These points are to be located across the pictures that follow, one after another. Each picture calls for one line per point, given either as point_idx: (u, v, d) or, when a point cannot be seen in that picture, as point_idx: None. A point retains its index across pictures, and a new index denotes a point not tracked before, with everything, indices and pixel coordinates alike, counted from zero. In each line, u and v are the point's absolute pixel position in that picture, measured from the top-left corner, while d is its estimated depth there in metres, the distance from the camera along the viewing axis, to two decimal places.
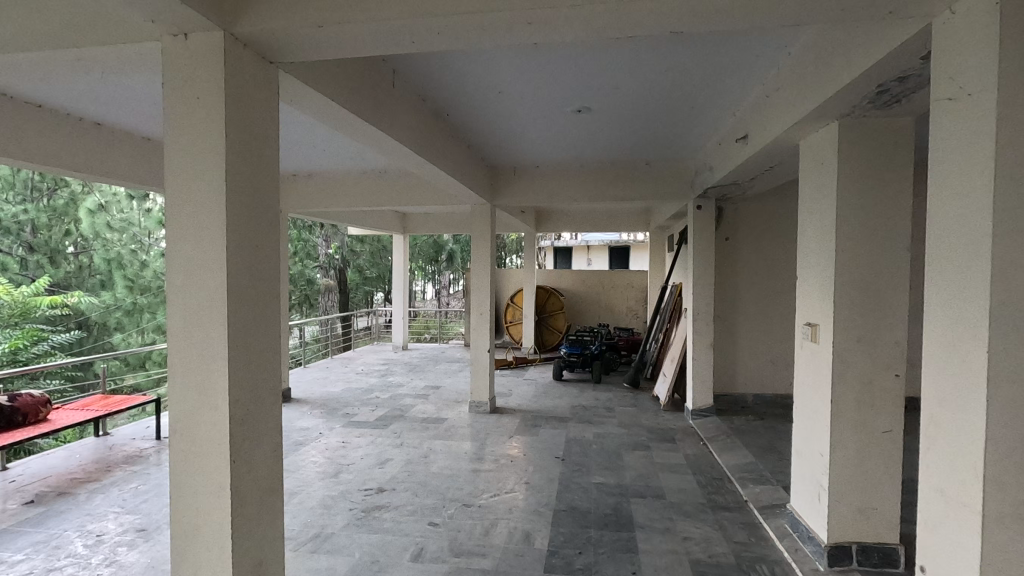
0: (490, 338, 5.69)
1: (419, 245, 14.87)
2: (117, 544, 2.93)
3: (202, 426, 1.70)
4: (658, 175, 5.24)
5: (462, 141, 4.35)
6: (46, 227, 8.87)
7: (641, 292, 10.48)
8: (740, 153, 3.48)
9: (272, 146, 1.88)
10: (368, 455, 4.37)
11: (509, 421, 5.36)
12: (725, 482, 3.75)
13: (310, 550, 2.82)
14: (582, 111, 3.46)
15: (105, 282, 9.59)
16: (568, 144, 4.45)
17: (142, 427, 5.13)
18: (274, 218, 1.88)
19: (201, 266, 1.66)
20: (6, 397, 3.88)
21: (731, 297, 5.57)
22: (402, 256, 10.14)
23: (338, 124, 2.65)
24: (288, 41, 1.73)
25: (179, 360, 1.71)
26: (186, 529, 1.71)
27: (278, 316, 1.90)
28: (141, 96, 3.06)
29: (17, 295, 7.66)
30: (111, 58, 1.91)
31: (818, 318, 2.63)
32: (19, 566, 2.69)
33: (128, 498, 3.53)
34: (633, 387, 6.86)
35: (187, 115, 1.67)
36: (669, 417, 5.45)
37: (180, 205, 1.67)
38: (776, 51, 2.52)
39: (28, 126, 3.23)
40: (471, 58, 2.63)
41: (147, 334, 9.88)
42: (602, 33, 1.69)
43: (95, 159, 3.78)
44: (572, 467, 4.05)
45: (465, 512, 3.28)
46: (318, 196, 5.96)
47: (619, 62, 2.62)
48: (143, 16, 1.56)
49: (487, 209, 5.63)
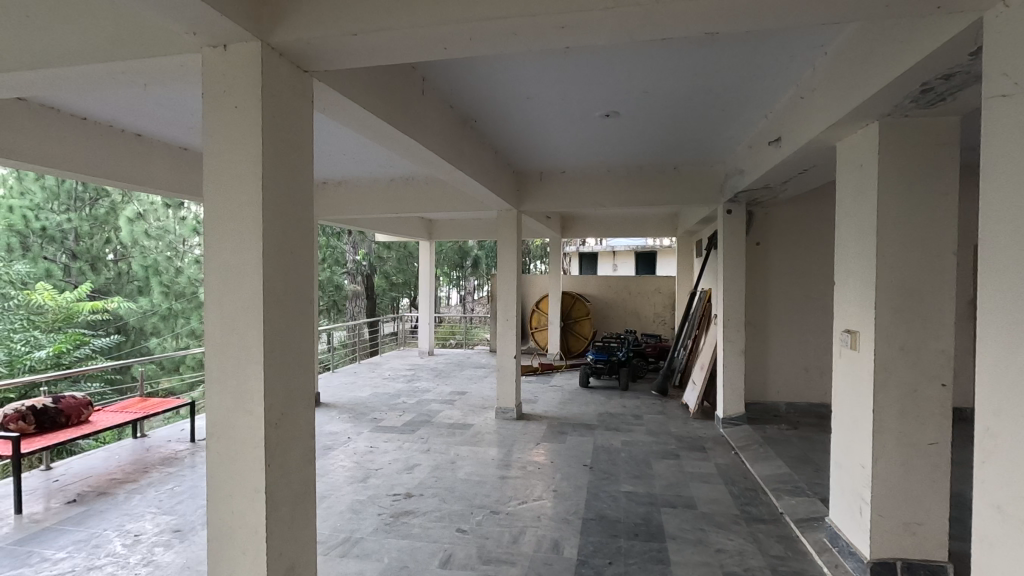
0: (516, 344, 5.67)
1: (444, 251, 14.99)
2: (154, 544, 2.99)
3: (237, 431, 1.72)
4: (688, 179, 5.16)
5: (489, 148, 4.37)
6: (88, 235, 9.16)
7: (668, 298, 10.35)
8: (774, 156, 3.40)
9: (306, 152, 1.90)
10: (396, 460, 4.39)
11: (535, 428, 5.33)
12: (758, 493, 3.65)
13: (339, 554, 2.84)
14: (611, 115, 3.43)
15: (142, 288, 9.91)
16: (595, 149, 4.43)
17: (177, 429, 5.27)
18: (307, 225, 1.90)
19: (237, 272, 1.70)
20: (51, 399, 4.01)
21: (762, 303, 5.45)
22: (428, 262, 10.21)
23: (371, 132, 2.69)
24: (321, 51, 1.75)
25: (216, 362, 1.74)
26: (222, 531, 1.74)
27: (311, 322, 1.92)
28: (180, 107, 3.17)
29: (61, 301, 7.97)
30: (152, 73, 1.97)
31: (857, 325, 2.54)
32: (61, 564, 2.77)
33: (165, 499, 3.61)
34: (661, 395, 6.74)
35: (225, 124, 1.70)
36: (699, 425, 5.35)
37: (217, 212, 1.71)
38: (811, 51, 2.47)
39: (74, 138, 3.37)
40: (501, 64, 2.64)
41: (181, 339, 10.18)
42: (633, 36, 1.68)
43: (139, 169, 3.93)
44: (600, 475, 4.00)
45: (494, 519, 3.27)
46: (347, 204, 6.07)
47: (649, 65, 2.60)
48: (185, 29, 1.60)
49: (513, 215, 5.63)
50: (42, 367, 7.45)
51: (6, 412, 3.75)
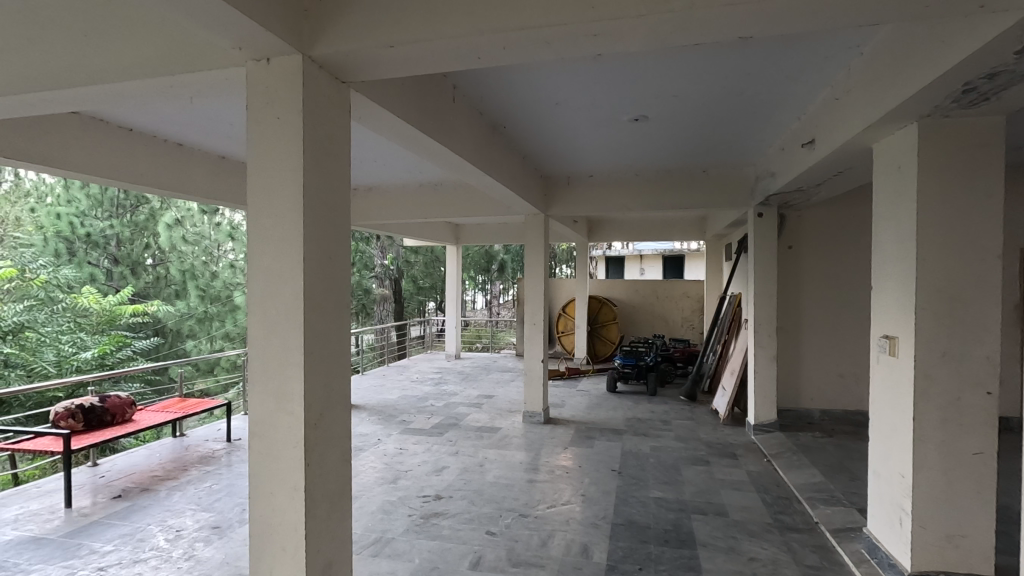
0: (543, 348, 5.68)
1: (470, 255, 15.10)
2: (195, 540, 3.10)
3: (278, 431, 1.78)
4: (717, 182, 5.10)
5: (518, 153, 4.41)
6: (129, 240, 9.53)
7: (697, 302, 10.21)
8: (808, 158, 3.35)
9: (344, 161, 1.96)
10: (425, 462, 4.45)
11: (563, 432, 5.32)
12: (792, 501, 3.57)
13: (371, 554, 2.89)
14: (640, 119, 3.43)
15: (179, 292, 10.26)
16: (622, 153, 4.42)
17: (213, 429, 5.43)
18: (345, 232, 1.96)
19: (278, 277, 1.76)
20: (97, 398, 4.19)
21: (795, 308, 5.35)
22: (455, 266, 10.29)
23: (404, 139, 2.76)
24: (358, 62, 1.81)
25: (258, 363, 1.80)
26: (262, 525, 1.80)
27: (347, 326, 1.98)
28: (220, 118, 3.29)
29: (104, 304, 8.31)
30: (198, 87, 2.05)
31: (896, 331, 2.48)
32: (109, 556, 2.89)
33: (204, 496, 3.73)
34: (690, 400, 6.66)
35: (266, 133, 1.77)
36: (729, 432, 5.26)
37: (260, 219, 1.78)
38: (847, 52, 2.43)
39: (120, 147, 3.52)
40: (530, 72, 2.68)
41: (216, 341, 10.49)
42: (664, 43, 1.69)
43: (180, 177, 4.08)
44: (628, 480, 3.98)
45: (522, 522, 3.28)
46: (377, 209, 6.18)
47: (678, 70, 2.60)
48: (232, 44, 1.68)
49: (540, 219, 5.66)
50: (88, 368, 7.77)
51: (56, 410, 3.93)
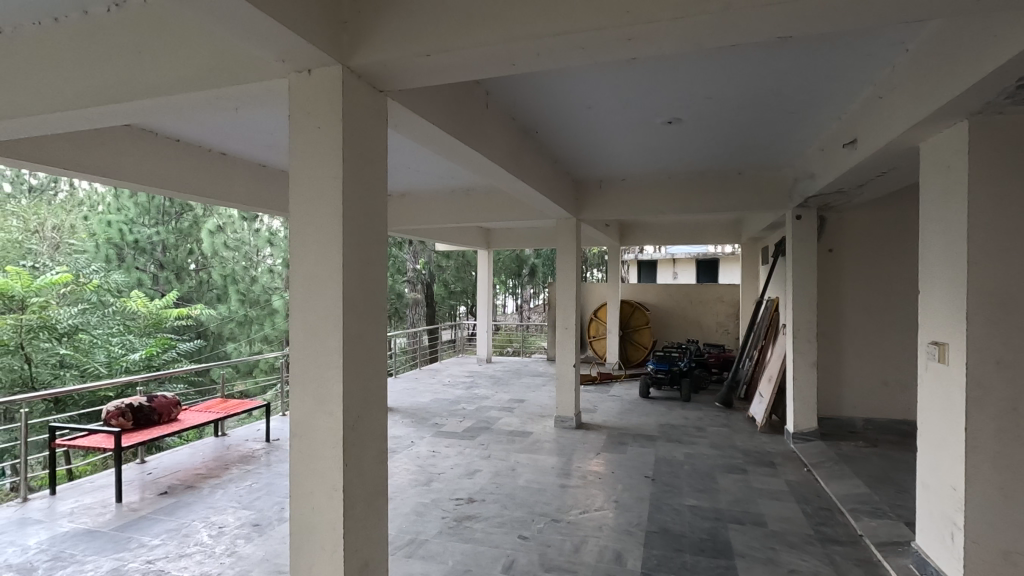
0: (575, 353, 5.65)
1: (501, 259, 15.15)
2: (236, 537, 3.19)
3: (318, 431, 1.83)
4: (753, 185, 5.00)
5: (549, 158, 4.42)
6: (173, 246, 9.90)
7: (732, 307, 10.00)
8: (849, 158, 3.25)
9: (381, 168, 2.00)
10: (457, 465, 4.48)
11: (595, 437, 5.28)
12: (834, 512, 3.46)
13: (405, 556, 2.92)
14: (673, 122, 3.39)
15: (220, 296, 10.60)
16: (655, 156, 4.38)
17: (253, 429, 5.59)
18: (382, 238, 2.00)
19: (318, 282, 1.81)
20: (145, 398, 4.37)
21: (836, 312, 5.18)
22: (486, 271, 10.35)
23: (438, 145, 2.80)
24: (395, 71, 1.85)
25: (299, 365, 1.85)
26: (301, 523, 1.85)
27: (383, 330, 2.01)
28: (261, 128, 3.40)
29: (151, 307, 8.66)
30: (242, 99, 2.13)
31: (946, 337, 2.38)
32: (156, 550, 3.01)
33: (244, 494, 3.84)
34: (725, 407, 6.52)
35: (307, 141, 1.83)
36: (767, 440, 5.13)
37: (301, 225, 1.83)
38: (891, 50, 2.36)
39: (167, 156, 3.67)
40: (563, 77, 2.69)
41: (255, 344, 10.80)
42: (699, 45, 1.68)
43: (224, 186, 4.24)
44: (662, 487, 3.92)
45: (554, 527, 3.27)
46: (410, 214, 6.28)
47: (714, 71, 2.57)
48: (276, 57, 1.74)
49: (572, 223, 5.64)
50: (136, 369, 8.10)
51: (107, 409, 4.12)
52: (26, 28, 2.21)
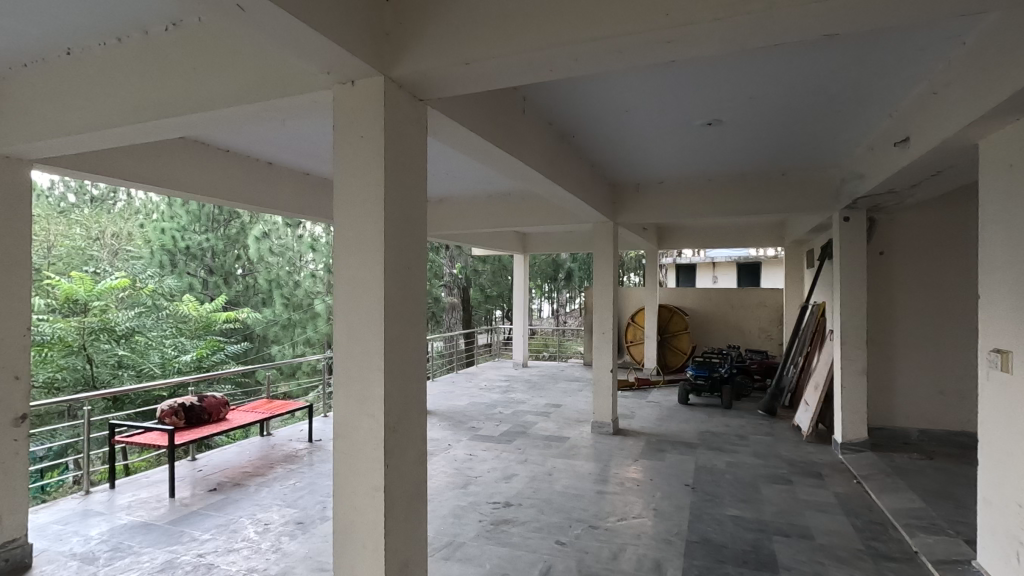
0: (612, 358, 5.59)
1: (537, 264, 15.16)
2: (281, 534, 3.29)
3: (360, 433, 1.87)
4: (798, 186, 4.85)
5: (586, 162, 4.40)
6: (222, 252, 10.30)
7: (775, 312, 9.71)
8: (901, 157, 3.12)
9: (421, 175, 2.04)
10: (494, 469, 4.50)
11: (633, 444, 5.21)
12: (887, 527, 3.31)
13: (443, 557, 2.96)
14: (713, 123, 3.33)
15: (266, 300, 10.96)
16: (694, 158, 4.30)
17: (296, 430, 5.75)
18: (422, 244, 2.04)
19: (361, 287, 1.86)
20: (197, 398, 4.56)
21: (887, 318, 4.97)
22: (522, 276, 10.38)
23: (476, 151, 2.83)
24: (435, 80, 1.88)
25: (342, 369, 1.91)
26: (343, 522, 1.89)
27: (423, 334, 2.05)
28: (305, 138, 3.52)
29: (202, 311, 9.03)
30: (288, 110, 2.21)
31: (1010, 344, 2.25)
32: (207, 544, 3.14)
33: (288, 493, 3.96)
34: (768, 415, 6.33)
35: (350, 150, 1.88)
36: (813, 450, 4.96)
37: (345, 232, 1.88)
38: (947, 44, 2.26)
39: (217, 167, 3.83)
40: (601, 81, 2.68)
41: (298, 347, 11.10)
42: (742, 45, 1.65)
43: (271, 194, 4.39)
44: (703, 496, 3.83)
45: (592, 534, 3.24)
46: (448, 220, 6.37)
47: (756, 71, 2.51)
48: (322, 70, 1.80)
49: (609, 226, 5.60)
50: (188, 370, 8.46)
51: (162, 407, 4.33)
52: (93, 47, 2.35)
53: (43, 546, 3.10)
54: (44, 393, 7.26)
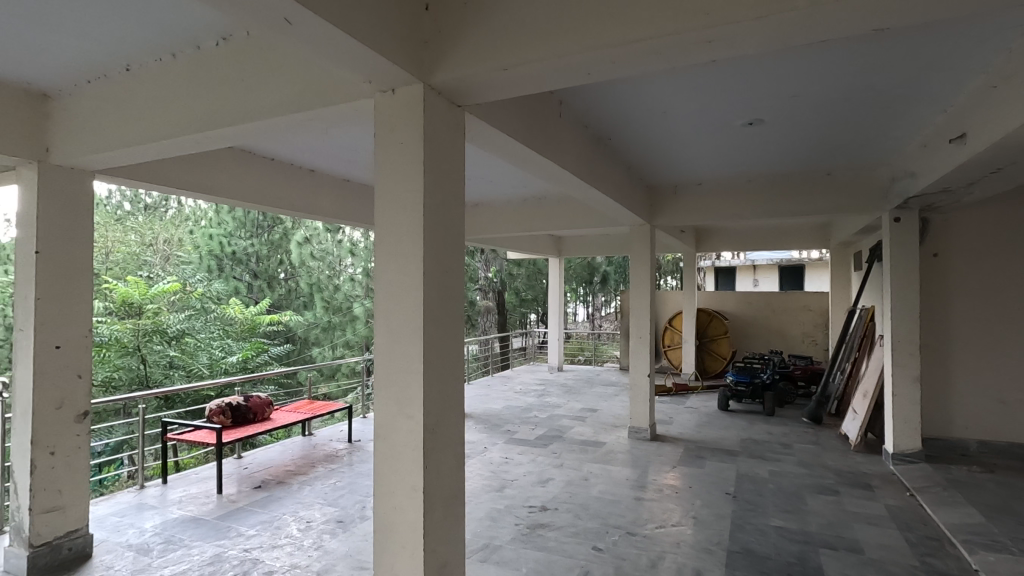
0: (649, 363, 5.51)
1: (572, 267, 15.08)
2: (322, 531, 3.37)
3: (400, 433, 1.90)
4: (844, 186, 4.68)
5: (622, 164, 4.36)
6: (266, 257, 10.64)
7: (820, 316, 9.38)
8: (957, 154, 2.98)
9: (459, 180, 2.07)
10: (530, 473, 4.49)
11: (671, 450, 5.12)
12: (944, 543, 3.15)
13: (480, 559, 2.97)
14: (754, 123, 3.25)
15: (307, 303, 11.26)
16: (734, 159, 4.21)
17: (337, 430, 5.89)
18: (459, 248, 2.06)
19: (401, 291, 1.89)
20: (243, 398, 4.72)
21: (942, 322, 4.73)
22: (557, 279, 10.34)
23: (512, 156, 2.86)
24: (473, 87, 1.91)
25: (382, 371, 1.95)
26: (383, 521, 1.93)
27: (461, 337, 2.07)
28: (346, 145, 3.61)
29: (247, 313, 9.34)
30: (330, 119, 2.27)
31: None
32: (253, 540, 3.24)
33: (329, 492, 4.06)
34: (813, 423, 6.12)
35: (390, 157, 1.93)
36: (862, 460, 4.76)
37: (385, 237, 1.93)
38: (1008, 34, 2.14)
39: (262, 175, 3.97)
40: (638, 84, 2.66)
41: (338, 349, 11.36)
42: (785, 43, 1.61)
43: (312, 201, 4.52)
44: (745, 505, 3.73)
45: (629, 541, 3.20)
46: (483, 224, 6.41)
47: (800, 69, 2.45)
48: (364, 79, 1.85)
49: (646, 229, 5.53)
50: (234, 371, 8.77)
51: (210, 406, 4.51)
52: (150, 63, 2.47)
53: (103, 536, 3.26)
54: (102, 391, 7.65)
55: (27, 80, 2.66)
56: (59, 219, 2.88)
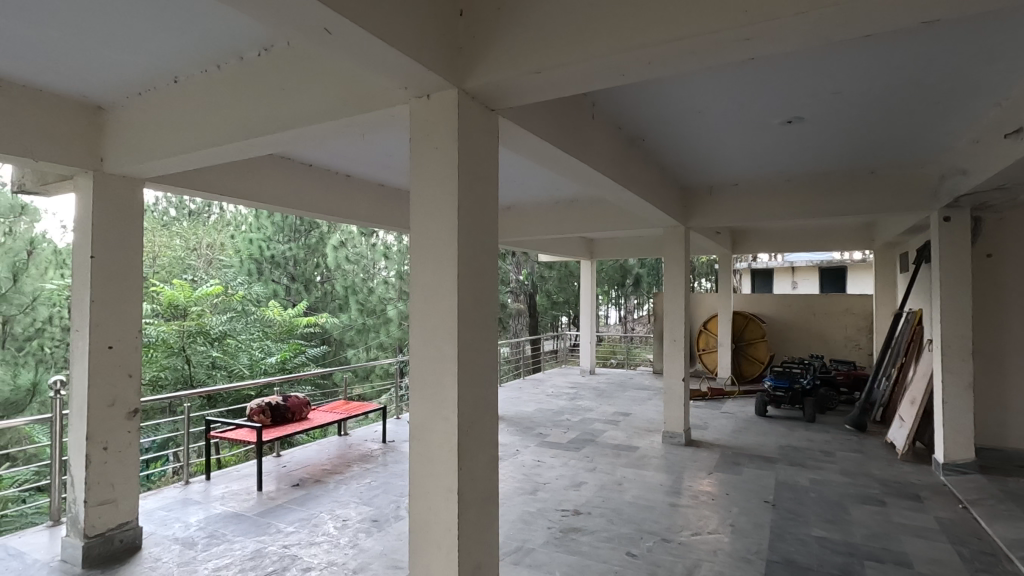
0: (684, 367, 5.42)
1: (604, 270, 14.96)
2: (358, 530, 3.43)
3: (435, 434, 1.92)
4: (890, 184, 4.51)
5: (656, 165, 4.31)
6: (303, 261, 10.90)
7: (863, 319, 9.05)
8: (1013, 150, 2.84)
9: (492, 184, 2.08)
10: (562, 476, 4.47)
11: (706, 456, 5.02)
12: (1000, 559, 2.99)
13: (513, 562, 2.98)
14: (793, 121, 3.17)
15: (342, 305, 11.48)
16: (772, 158, 4.11)
17: (371, 431, 5.98)
18: (493, 251, 2.07)
19: (436, 293, 1.91)
20: (282, 398, 4.85)
21: (997, 327, 4.51)
22: (589, 282, 10.29)
23: (545, 158, 2.86)
24: (507, 91, 1.92)
25: (417, 373, 1.97)
26: (418, 520, 1.95)
27: (494, 339, 2.08)
28: (382, 150, 3.68)
29: (285, 315, 9.59)
30: (367, 125, 2.32)
31: None
32: (291, 536, 3.32)
33: (365, 491, 4.13)
34: (857, 430, 5.90)
35: (425, 161, 1.95)
36: (910, 469, 4.57)
37: (420, 240, 1.95)
38: None
39: (300, 180, 4.08)
40: (673, 84, 2.63)
41: (372, 350, 11.55)
42: (828, 39, 1.57)
43: (349, 205, 4.62)
44: (785, 514, 3.63)
45: (664, 547, 3.15)
46: (515, 226, 6.43)
47: (842, 65, 2.38)
48: (401, 86, 1.88)
49: (680, 231, 5.45)
50: (273, 371, 9.03)
51: (251, 406, 4.65)
52: (196, 74, 2.57)
53: (151, 529, 3.40)
54: (149, 390, 7.98)
55: (84, 94, 2.80)
56: (113, 225, 3.03)
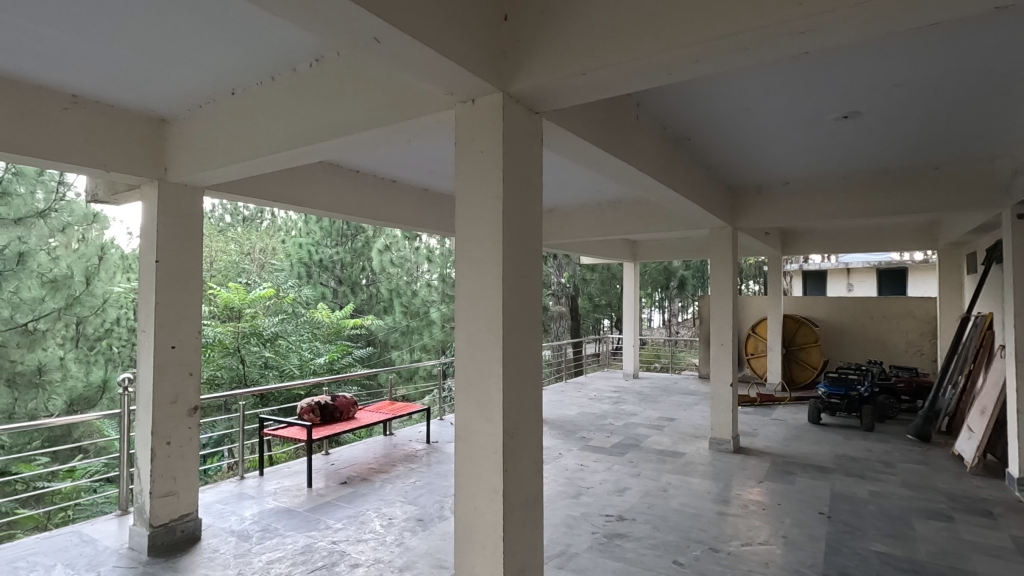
0: (732, 371, 5.27)
1: (648, 272, 14.73)
2: (403, 529, 3.48)
3: (480, 435, 1.94)
4: (956, 180, 4.25)
5: (702, 165, 4.22)
6: (350, 264, 11.20)
7: (927, 324, 8.57)
8: None
9: (537, 186, 2.08)
10: (606, 481, 4.42)
11: (756, 464, 4.86)
12: None
13: (557, 566, 2.96)
14: (849, 116, 3.05)
15: (387, 308, 11.72)
16: (825, 156, 3.95)
17: (415, 431, 6.08)
18: (537, 254, 2.07)
19: (480, 296, 1.93)
20: (330, 398, 5.00)
21: None
22: (632, 284, 10.14)
23: (590, 160, 2.84)
24: (552, 92, 1.92)
25: (463, 374, 1.99)
26: (463, 520, 1.97)
27: (539, 341, 2.07)
28: (426, 156, 3.74)
29: (333, 317, 9.87)
30: (413, 131, 2.36)
31: None
32: (340, 533, 3.41)
33: (409, 490, 4.19)
34: (920, 441, 5.59)
35: (470, 166, 1.98)
36: (980, 484, 4.29)
37: (465, 243, 1.98)
38: None
39: (348, 186, 4.20)
40: (721, 81, 2.57)
41: (416, 352, 11.74)
42: (887, 29, 1.50)
43: (394, 209, 4.72)
44: (841, 527, 3.46)
45: (712, 557, 3.06)
46: (557, 229, 6.41)
47: (902, 56, 2.27)
48: (446, 91, 1.91)
49: (727, 232, 5.31)
50: (321, 371, 9.31)
51: (302, 405, 4.80)
52: (252, 85, 2.68)
53: (209, 521, 3.56)
54: (207, 388, 8.37)
55: (150, 108, 2.97)
56: (176, 231, 3.19)
